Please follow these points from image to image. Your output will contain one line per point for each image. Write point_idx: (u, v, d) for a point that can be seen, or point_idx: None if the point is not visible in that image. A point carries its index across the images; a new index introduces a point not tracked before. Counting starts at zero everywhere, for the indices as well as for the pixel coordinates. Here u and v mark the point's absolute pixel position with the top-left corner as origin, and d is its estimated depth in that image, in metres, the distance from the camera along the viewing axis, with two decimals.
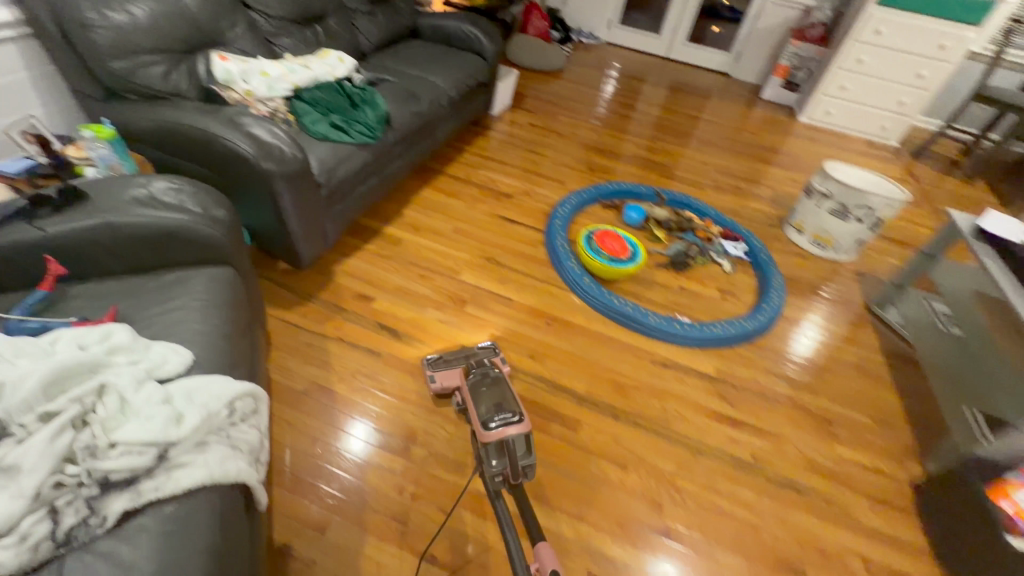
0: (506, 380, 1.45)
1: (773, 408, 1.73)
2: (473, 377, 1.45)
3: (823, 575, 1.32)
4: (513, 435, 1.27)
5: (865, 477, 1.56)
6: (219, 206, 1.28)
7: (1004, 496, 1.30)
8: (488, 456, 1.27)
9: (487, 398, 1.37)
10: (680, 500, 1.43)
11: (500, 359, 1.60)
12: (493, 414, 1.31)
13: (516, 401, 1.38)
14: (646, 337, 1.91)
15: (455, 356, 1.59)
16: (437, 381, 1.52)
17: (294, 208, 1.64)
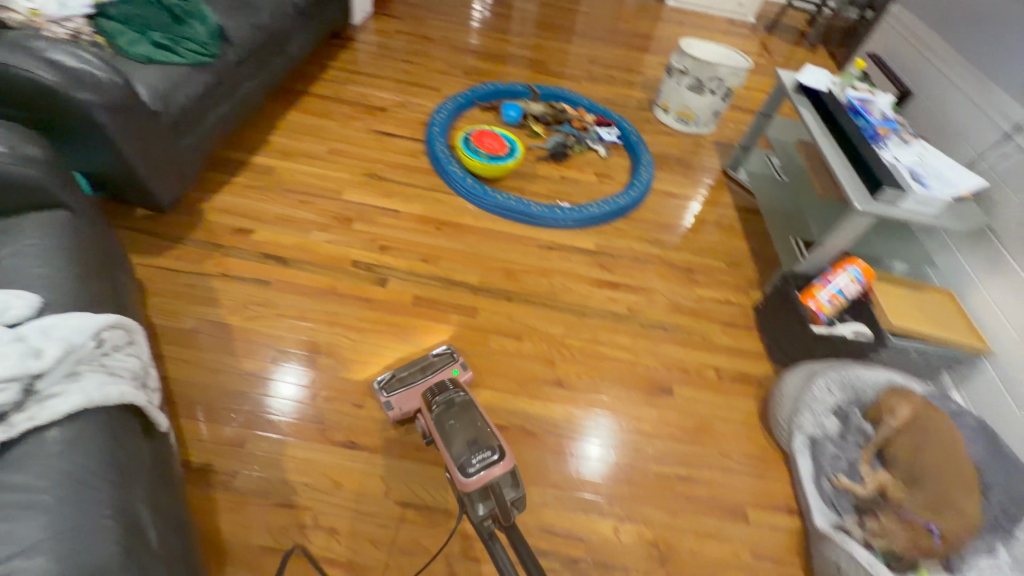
0: (475, 405, 1.22)
1: (645, 269, 1.98)
2: (436, 407, 1.20)
3: (685, 387, 1.62)
4: (497, 477, 1.08)
5: (717, 309, 1.88)
6: (29, 143, 1.15)
7: (811, 297, 1.65)
8: (472, 503, 1.08)
9: (459, 436, 1.15)
10: (570, 355, 1.65)
11: (458, 363, 1.46)
12: (471, 456, 1.10)
13: (492, 430, 1.18)
14: (532, 226, 2.05)
15: (410, 373, 1.42)
16: (395, 407, 1.35)
17: (129, 143, 1.50)
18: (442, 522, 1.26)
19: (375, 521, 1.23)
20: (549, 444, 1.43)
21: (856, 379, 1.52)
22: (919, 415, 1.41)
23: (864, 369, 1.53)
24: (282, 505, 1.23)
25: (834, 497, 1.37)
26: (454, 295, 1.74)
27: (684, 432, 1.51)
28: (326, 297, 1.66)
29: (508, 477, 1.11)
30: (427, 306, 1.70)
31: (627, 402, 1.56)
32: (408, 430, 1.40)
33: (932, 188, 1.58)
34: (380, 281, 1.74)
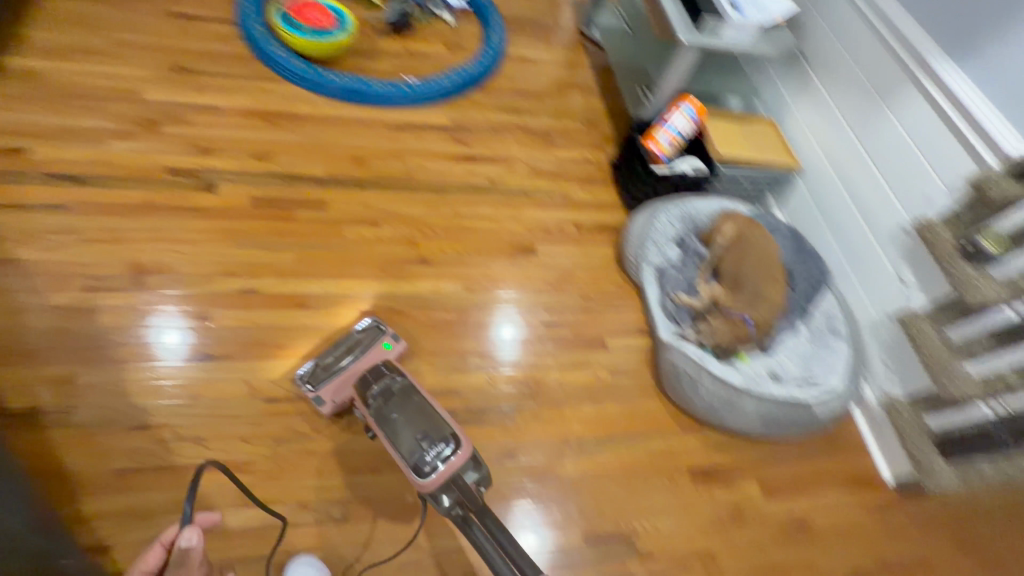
0: (416, 389, 1.11)
1: (503, 138, 1.94)
2: (374, 402, 1.09)
3: (547, 245, 1.69)
4: (456, 470, 1.01)
5: (575, 168, 1.92)
6: None
7: (651, 140, 1.72)
8: (435, 501, 1.01)
9: (406, 432, 1.04)
10: (433, 233, 1.62)
11: (388, 337, 1.32)
12: (423, 453, 1.01)
13: (442, 416, 1.08)
14: (380, 108, 1.88)
15: (335, 359, 1.27)
16: (326, 401, 1.22)
17: None
18: (316, 408, 1.26)
19: (242, 420, 1.21)
20: (418, 319, 1.44)
21: (692, 211, 1.69)
22: (740, 231, 1.60)
23: (699, 202, 1.71)
24: (134, 428, 1.16)
25: (675, 313, 1.56)
26: (299, 191, 1.61)
27: (548, 285, 1.60)
28: (143, 213, 1.46)
29: (468, 464, 1.04)
30: (269, 206, 1.55)
31: (493, 268, 1.60)
32: (268, 332, 1.34)
33: (748, 14, 1.61)
34: (208, 188, 1.55)
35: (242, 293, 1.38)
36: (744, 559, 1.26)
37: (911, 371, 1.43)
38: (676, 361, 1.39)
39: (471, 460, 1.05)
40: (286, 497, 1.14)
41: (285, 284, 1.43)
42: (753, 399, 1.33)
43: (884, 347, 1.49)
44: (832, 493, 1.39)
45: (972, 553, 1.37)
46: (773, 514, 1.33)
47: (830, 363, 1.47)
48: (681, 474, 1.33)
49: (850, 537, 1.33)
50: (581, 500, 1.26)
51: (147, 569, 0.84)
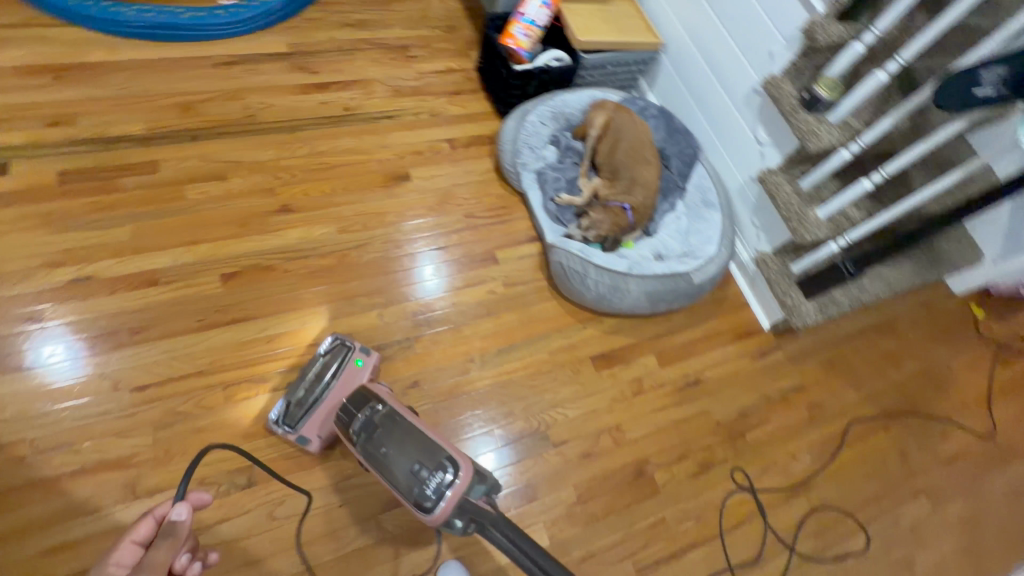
0: (400, 414, 0.95)
1: (355, 58, 1.74)
2: (358, 440, 0.94)
3: (422, 168, 1.60)
4: (460, 496, 0.87)
5: (440, 81, 1.78)
6: None
7: (509, 36, 1.62)
8: (448, 529, 0.89)
9: (398, 466, 0.90)
10: (292, 177, 1.48)
11: (357, 352, 1.18)
12: (421, 486, 0.87)
13: (435, 439, 0.92)
14: (199, 43, 1.62)
15: (307, 392, 1.14)
16: (311, 439, 1.11)
17: None
18: (195, 385, 1.17)
19: (110, 415, 1.11)
20: (293, 272, 1.35)
21: (562, 107, 1.65)
22: (611, 120, 1.58)
23: (568, 96, 1.66)
24: None
25: (558, 213, 1.54)
26: (119, 156, 1.39)
27: (429, 210, 1.53)
28: None
29: (474, 483, 0.90)
30: (86, 178, 1.33)
31: (367, 202, 1.50)
32: (118, 319, 1.20)
33: None
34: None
35: (74, 283, 1.21)
36: (648, 423, 1.37)
37: (774, 226, 1.53)
38: (562, 261, 1.41)
39: (475, 476, 0.91)
40: (181, 479, 1.08)
41: (127, 263, 1.26)
42: (636, 281, 1.39)
43: (751, 209, 1.59)
44: (720, 349, 1.52)
45: (838, 372, 1.57)
46: (669, 379, 1.44)
47: (706, 233, 1.54)
48: (583, 364, 1.40)
49: (738, 383, 1.49)
50: (493, 410, 1.30)
51: (136, 540, 0.74)
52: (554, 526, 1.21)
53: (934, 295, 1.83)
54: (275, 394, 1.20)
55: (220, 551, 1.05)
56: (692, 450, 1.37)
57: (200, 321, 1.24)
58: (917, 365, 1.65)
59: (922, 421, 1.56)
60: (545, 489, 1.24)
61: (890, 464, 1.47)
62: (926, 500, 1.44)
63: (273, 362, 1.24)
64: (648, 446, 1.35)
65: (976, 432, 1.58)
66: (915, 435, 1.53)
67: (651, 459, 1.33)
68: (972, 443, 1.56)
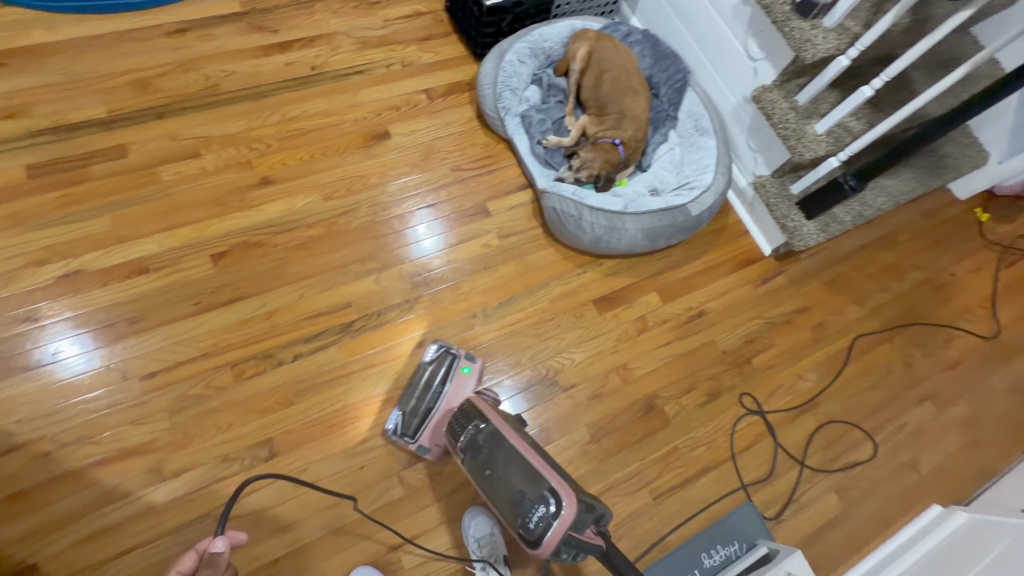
0: (503, 435, 0.94)
1: (314, 10, 1.62)
2: (466, 458, 0.96)
3: (401, 123, 1.53)
4: (562, 533, 0.82)
5: (409, 27, 1.67)
6: None
7: None
8: (558, 560, 0.86)
9: (504, 491, 0.90)
10: (267, 147, 1.42)
11: (465, 361, 1.18)
12: (524, 518, 0.85)
13: (537, 466, 0.89)
14: (145, 10, 1.51)
15: (421, 402, 1.16)
16: (430, 446, 1.13)
17: None
18: (201, 367, 1.18)
19: (123, 405, 1.12)
20: (280, 246, 1.32)
21: (541, 42, 1.54)
22: (593, 51, 1.49)
23: (546, 28, 1.55)
24: (3, 453, 1.05)
25: (547, 157, 1.49)
26: (83, 143, 1.32)
27: (413, 167, 1.48)
28: None
29: (582, 516, 0.84)
30: (53, 170, 1.28)
31: (347, 166, 1.45)
32: (112, 311, 1.19)
33: None
34: None
35: (61, 280, 1.19)
36: (655, 359, 1.39)
37: (772, 147, 1.47)
38: (556, 206, 1.37)
39: (582, 509, 0.85)
40: (203, 458, 1.11)
41: (112, 254, 1.23)
42: (633, 219, 1.36)
43: (747, 130, 1.52)
44: (722, 279, 1.51)
45: (841, 290, 1.57)
46: (673, 315, 1.44)
47: (701, 161, 1.47)
48: (585, 308, 1.40)
49: (742, 311, 1.48)
50: (501, 362, 1.31)
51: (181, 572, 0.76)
52: (571, 465, 1.25)
53: (937, 202, 1.79)
54: (282, 367, 1.21)
55: (251, 520, 1.09)
56: (700, 380, 1.39)
57: (196, 305, 1.23)
58: (919, 275, 1.64)
59: (925, 329, 1.57)
60: (560, 432, 1.27)
61: (895, 373, 1.49)
62: (930, 404, 1.47)
63: (275, 337, 1.23)
64: (656, 381, 1.36)
65: (979, 335, 1.59)
66: (919, 344, 1.54)
67: (660, 394, 1.35)
68: (975, 345, 1.57)
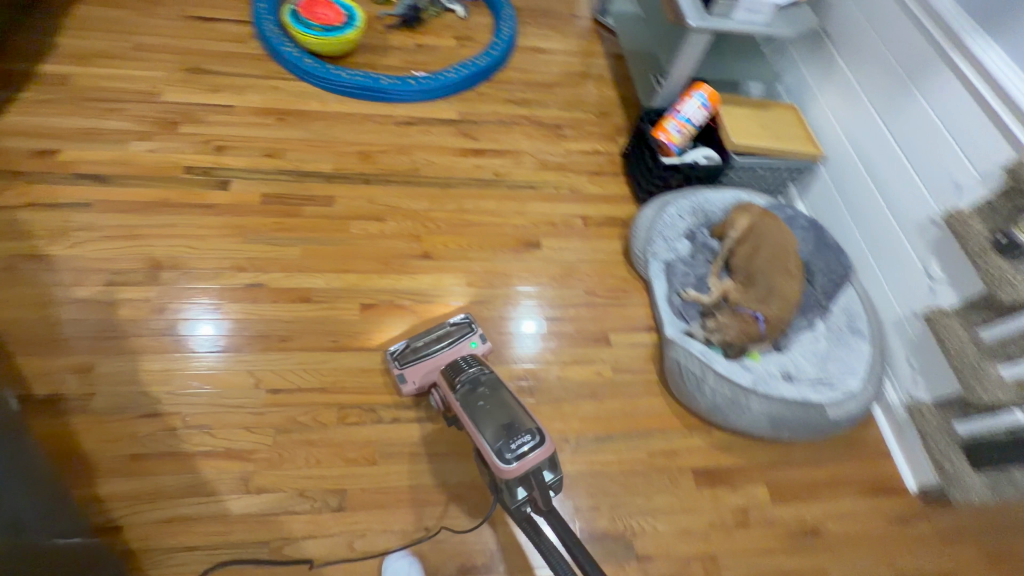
0: (503, 383, 1.11)
1: (511, 130, 1.91)
2: (461, 388, 1.09)
3: (553, 238, 1.66)
4: (536, 463, 1.00)
5: (586, 160, 1.87)
6: None
7: (661, 130, 1.65)
8: (511, 492, 1.02)
9: (493, 419, 1.04)
10: (436, 227, 1.63)
11: (478, 338, 1.36)
12: (508, 442, 1.01)
13: (526, 411, 1.07)
14: (388, 104, 1.89)
15: (425, 344, 1.34)
16: (409, 380, 1.29)
17: None
18: (315, 400, 1.28)
19: (244, 409, 1.24)
20: (417, 313, 1.46)
21: (704, 204, 1.62)
22: (754, 225, 1.53)
23: (711, 194, 1.64)
24: (145, 415, 1.21)
25: (682, 309, 1.50)
26: (307, 188, 1.64)
27: (551, 279, 1.58)
28: (158, 210, 1.51)
29: (548, 461, 1.04)
30: (278, 202, 1.59)
31: (495, 262, 1.59)
32: (272, 325, 1.37)
33: None
34: (220, 185, 1.59)
35: (248, 287, 1.42)
36: (747, 563, 1.21)
37: (937, 373, 1.32)
38: (681, 359, 1.34)
39: (548, 459, 1.04)
40: (284, 485, 1.17)
41: (290, 278, 1.45)
42: (760, 400, 1.27)
43: (909, 346, 1.39)
44: (848, 500, 1.32)
45: (1004, 567, 1.27)
46: (780, 519, 1.27)
47: (849, 363, 1.37)
48: (683, 475, 1.30)
49: (866, 546, 1.26)
50: (577, 499, 1.24)
51: None
52: None
53: None
54: (379, 425, 1.27)
55: (297, 568, 1.10)
56: None
57: (333, 343, 1.37)
58: None
59: None
60: None
61: None
62: None
63: (383, 394, 1.32)
64: None
65: None
66: None
67: None
68: None
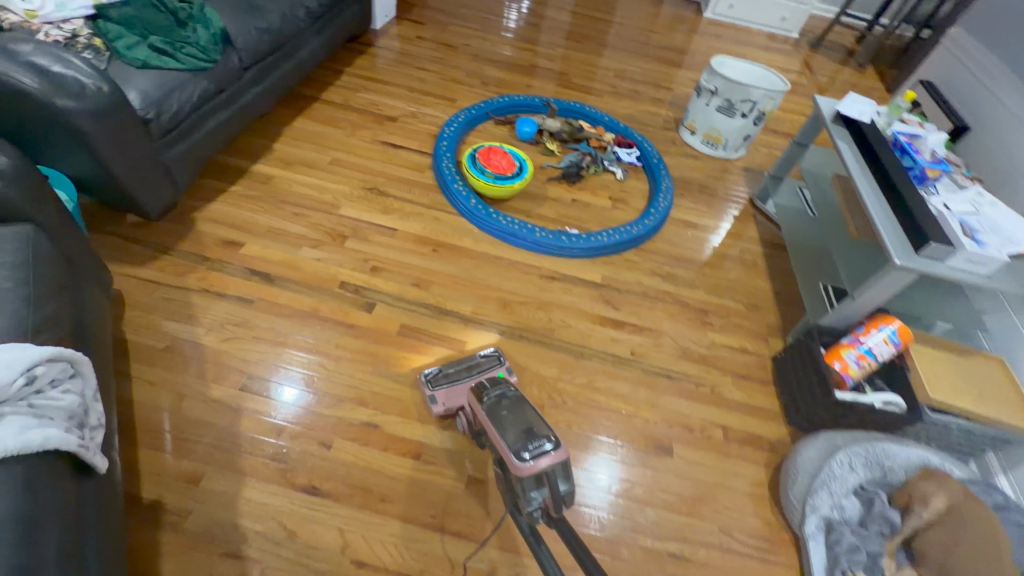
0: (526, 400, 1.21)
1: (653, 305, 1.82)
2: (488, 401, 1.19)
3: (688, 447, 1.47)
4: (550, 464, 1.06)
5: (733, 358, 1.70)
6: (88, 79, 1.36)
7: (837, 356, 1.47)
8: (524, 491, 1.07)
9: (512, 425, 1.13)
10: (561, 401, 1.51)
11: (505, 370, 1.46)
12: (526, 442, 1.08)
13: (544, 421, 1.15)
14: (536, 254, 1.90)
15: (456, 370, 1.43)
16: (438, 402, 1.37)
17: (130, 166, 1.53)
18: None
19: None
20: None
21: (883, 457, 1.33)
22: (954, 509, 1.21)
23: (893, 445, 1.35)
24: (229, 555, 1.13)
25: None
26: (443, 326, 1.63)
27: (678, 500, 1.37)
28: (307, 320, 1.56)
29: (561, 468, 1.08)
30: (413, 336, 1.58)
31: (618, 460, 1.42)
32: (375, 477, 1.28)
33: (989, 246, 1.36)
34: (366, 306, 1.63)
35: (364, 426, 1.36)
36: None
37: None
38: None
39: (562, 467, 1.09)
40: None
41: (408, 425, 1.39)
42: None
43: None
44: None
45: None
46: None
47: None
48: None
49: None
50: None
51: None
52: None
53: None
54: None
55: None
56: None
57: (431, 519, 1.24)
58: None
59: None
60: None
61: None
62: None
63: None
64: None
65: None
66: None
67: None
68: None
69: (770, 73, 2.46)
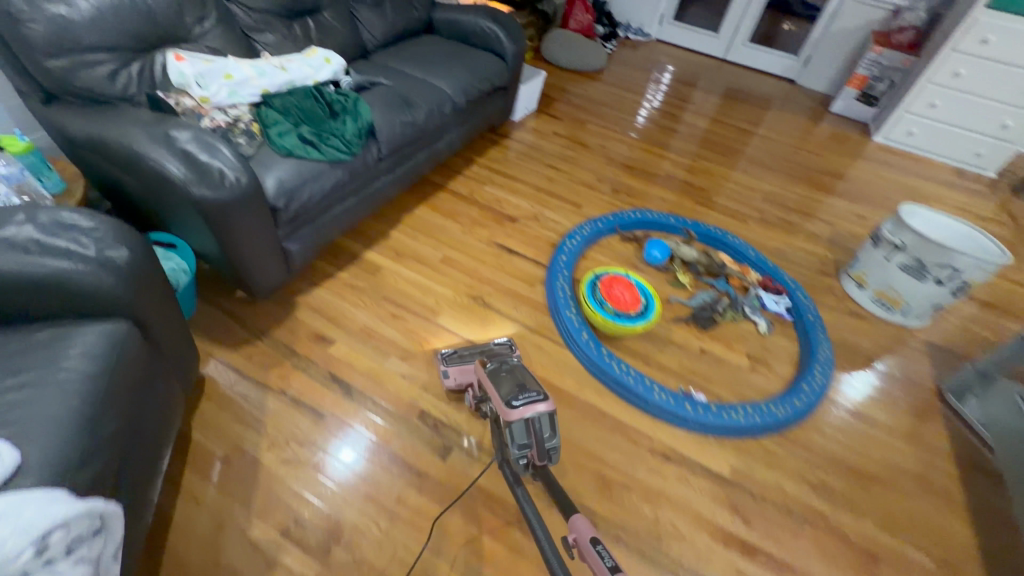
0: (522, 364, 1.34)
1: (797, 529, 1.37)
2: (489, 364, 1.33)
3: None
4: (536, 413, 1.18)
5: None
6: (231, 171, 1.34)
7: None
8: (511, 437, 1.19)
9: (505, 381, 1.26)
10: None
11: (516, 356, 1.46)
12: (517, 393, 1.22)
13: (535, 379, 1.29)
14: (648, 418, 1.56)
15: (471, 352, 1.47)
16: (451, 377, 1.44)
17: (249, 252, 1.49)
18: None
19: None
20: None
21: None
22: None
23: None
24: None
25: None
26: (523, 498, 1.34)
27: None
28: (373, 454, 1.36)
29: (547, 420, 1.20)
30: (485, 503, 1.32)
31: None
32: None
33: None
34: (441, 450, 1.40)
35: None
36: None
37: None
38: None
39: (549, 419, 1.21)
40: None
41: None
42: None
43: None
44: None
45: None
46: None
47: None
48: None
49: None
50: None
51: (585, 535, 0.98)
52: None
53: None
54: None
55: None
56: None
57: None
58: None
59: None
60: None
61: None
62: None
63: None
64: None
65: None
66: None
67: None
68: None
69: (982, 234, 1.96)
